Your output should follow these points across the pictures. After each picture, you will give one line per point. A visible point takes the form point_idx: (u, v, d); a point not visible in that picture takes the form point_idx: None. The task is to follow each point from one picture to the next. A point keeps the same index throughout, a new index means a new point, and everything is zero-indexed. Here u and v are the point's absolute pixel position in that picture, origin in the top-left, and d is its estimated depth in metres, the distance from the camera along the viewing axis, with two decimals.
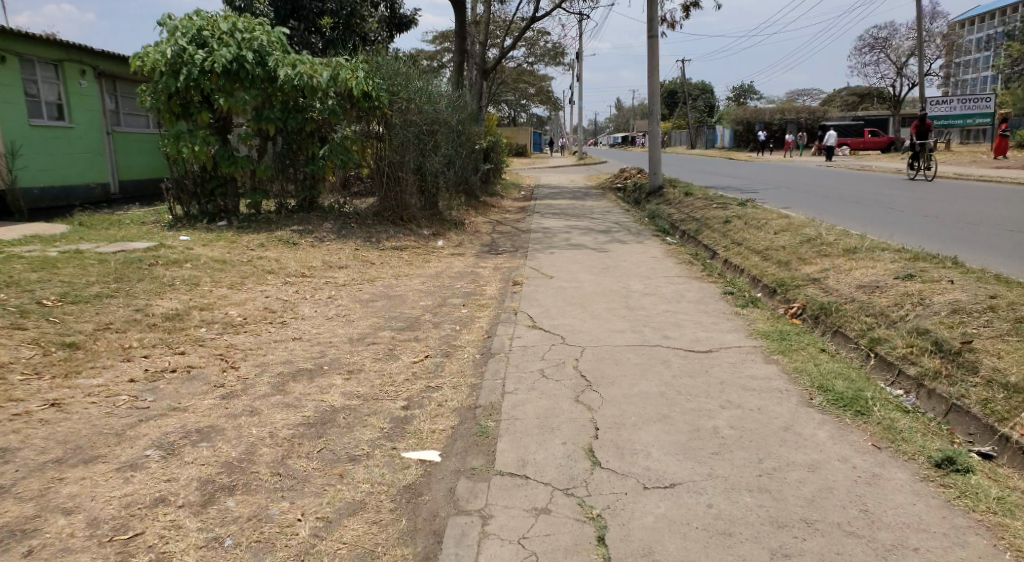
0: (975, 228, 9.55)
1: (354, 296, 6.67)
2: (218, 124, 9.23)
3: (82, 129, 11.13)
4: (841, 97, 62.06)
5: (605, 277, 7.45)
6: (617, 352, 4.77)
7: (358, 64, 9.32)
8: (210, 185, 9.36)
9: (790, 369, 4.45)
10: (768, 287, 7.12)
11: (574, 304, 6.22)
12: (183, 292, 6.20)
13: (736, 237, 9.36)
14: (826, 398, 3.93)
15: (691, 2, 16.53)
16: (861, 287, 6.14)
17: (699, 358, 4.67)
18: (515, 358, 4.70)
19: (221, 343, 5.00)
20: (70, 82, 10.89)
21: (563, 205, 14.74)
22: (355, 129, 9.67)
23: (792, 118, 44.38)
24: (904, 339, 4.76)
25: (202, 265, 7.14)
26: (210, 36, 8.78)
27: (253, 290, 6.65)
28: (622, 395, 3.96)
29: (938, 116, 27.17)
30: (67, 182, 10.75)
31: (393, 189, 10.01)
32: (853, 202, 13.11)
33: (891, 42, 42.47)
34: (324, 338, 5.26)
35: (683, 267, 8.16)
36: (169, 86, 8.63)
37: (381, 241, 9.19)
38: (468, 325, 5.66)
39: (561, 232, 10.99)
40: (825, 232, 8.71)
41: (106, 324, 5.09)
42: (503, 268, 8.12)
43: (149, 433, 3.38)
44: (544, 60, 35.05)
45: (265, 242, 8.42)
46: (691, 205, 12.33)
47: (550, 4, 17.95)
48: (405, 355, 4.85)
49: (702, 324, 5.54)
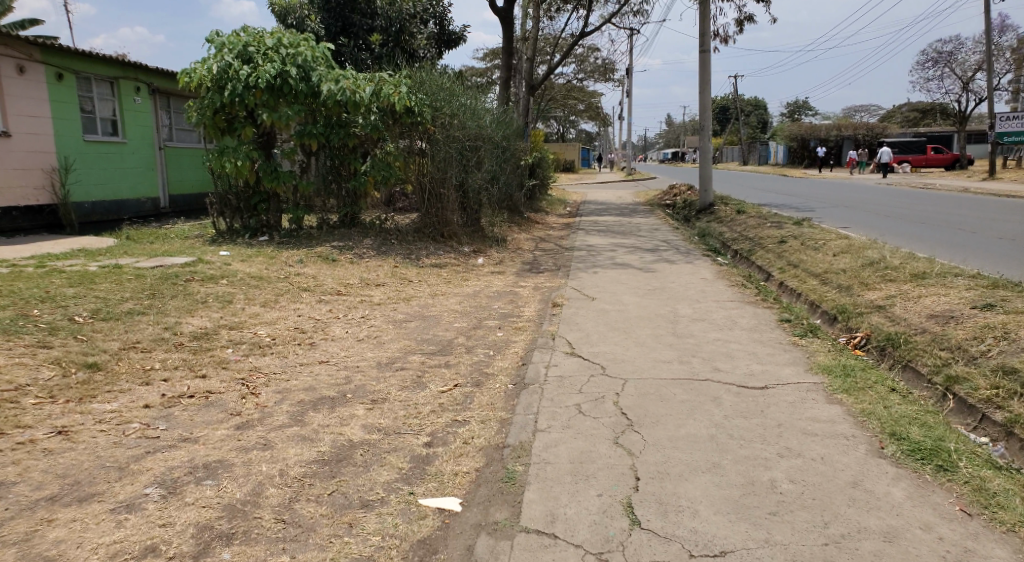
0: None
1: (387, 316, 6.43)
2: (262, 139, 9.16)
3: (136, 145, 11.26)
4: (901, 114, 60.16)
5: (651, 300, 7.06)
6: (661, 386, 4.39)
7: (402, 79, 9.14)
8: (253, 200, 9.32)
9: (858, 412, 3.99)
10: (828, 314, 6.62)
11: (616, 330, 5.86)
12: (215, 310, 6.07)
13: (792, 258, 8.85)
14: (901, 448, 3.49)
15: (745, 17, 16.03)
16: (933, 317, 5.63)
17: (753, 396, 4.25)
18: (550, 390, 4.36)
19: (244, 367, 4.83)
20: (125, 99, 11.00)
21: (609, 222, 14.33)
22: (398, 145, 9.50)
23: (849, 134, 43.02)
24: (988, 381, 4.29)
25: (239, 282, 7.02)
26: (255, 52, 8.71)
27: (285, 309, 6.47)
28: (667, 439, 3.59)
29: (1008, 132, 25.81)
30: (119, 196, 10.83)
31: (435, 205, 9.80)
32: (916, 223, 12.50)
33: (956, 56, 40.84)
34: (350, 362, 5.02)
35: (734, 290, 7.70)
36: (215, 101, 8.59)
37: (421, 257, 8.98)
38: (502, 350, 5.35)
39: (605, 250, 10.62)
40: (889, 255, 8.14)
41: (133, 343, 4.96)
42: (544, 288, 7.81)
43: (153, 467, 3.16)
44: (594, 77, 34.76)
45: (305, 258, 8.29)
46: (743, 224, 11.81)
47: (600, 19, 17.65)
48: (434, 383, 4.56)
49: (756, 356, 5.10)
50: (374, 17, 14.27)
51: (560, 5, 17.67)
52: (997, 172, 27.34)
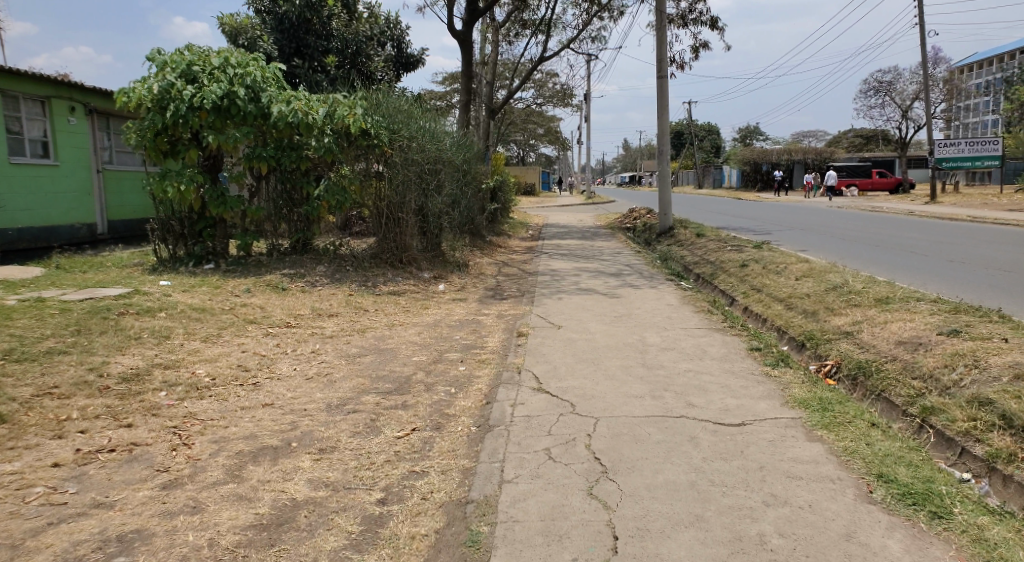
0: (997, 273, 9.11)
1: (340, 350, 6.03)
2: (208, 162, 8.73)
3: (69, 167, 10.66)
4: (847, 138, 62.22)
5: (618, 328, 6.82)
6: (635, 425, 4.11)
7: (357, 100, 8.79)
8: (197, 226, 8.83)
9: (841, 450, 3.75)
10: (796, 341, 6.47)
11: (584, 361, 5.58)
12: (150, 347, 5.61)
13: (755, 282, 8.76)
14: (890, 492, 3.25)
15: (700, 43, 16.19)
16: (902, 344, 5.50)
17: (731, 435, 4.00)
18: (517, 433, 4.04)
19: (177, 413, 4.46)
20: (58, 119, 10.41)
21: (570, 246, 14.15)
22: (354, 168, 9.10)
23: (799, 159, 44.22)
24: (964, 412, 4.09)
25: (178, 314, 6.55)
26: (200, 71, 8.30)
27: (228, 344, 6.02)
28: (646, 488, 3.31)
29: (946, 158, 26.72)
30: (50, 222, 10.21)
31: (392, 230, 9.43)
32: (873, 245, 12.62)
33: (895, 85, 42.40)
34: (298, 405, 4.62)
35: (701, 316, 7.51)
36: (156, 122, 8.12)
37: (378, 285, 8.61)
38: (464, 387, 5.00)
39: (569, 274, 10.40)
40: (852, 279, 8.09)
41: (50, 388, 4.53)
42: (506, 316, 7.51)
43: (54, 544, 2.96)
44: (551, 102, 34.98)
45: (252, 288, 7.83)
46: (703, 247, 11.77)
47: (559, 44, 17.62)
48: (389, 427, 4.21)
49: (730, 389, 4.86)
50: (329, 39, 13.99)
51: (518, 29, 17.55)
52: (937, 197, 28.37)
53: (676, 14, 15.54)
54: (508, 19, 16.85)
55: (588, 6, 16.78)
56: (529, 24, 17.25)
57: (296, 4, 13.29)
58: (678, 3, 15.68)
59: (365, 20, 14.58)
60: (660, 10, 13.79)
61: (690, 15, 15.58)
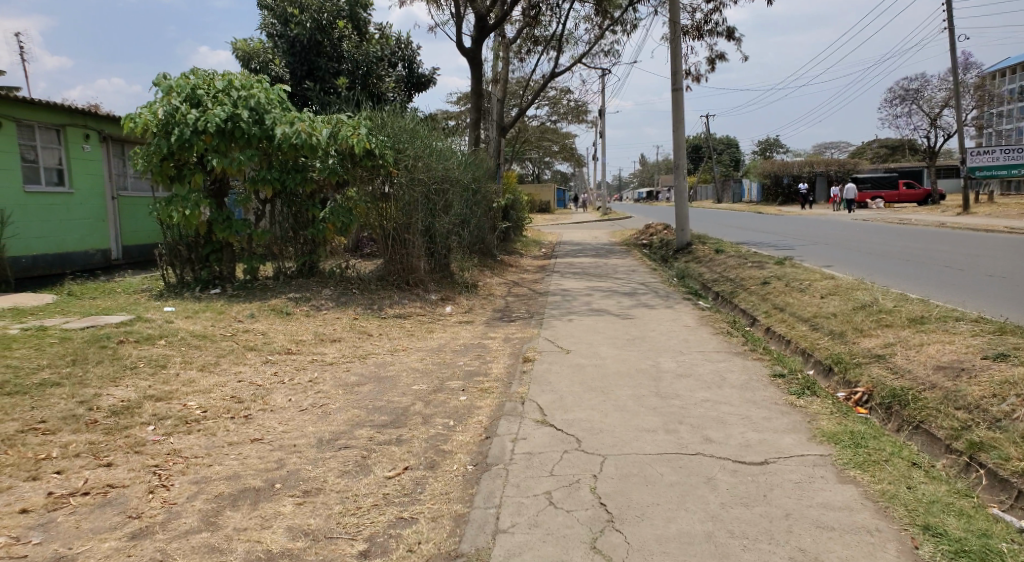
0: None
1: (339, 379, 5.74)
2: (214, 186, 8.57)
3: (84, 194, 10.58)
4: (872, 149, 61.47)
5: (631, 352, 6.47)
6: (645, 464, 3.76)
7: (361, 120, 8.62)
8: (204, 251, 8.66)
9: (877, 495, 3.38)
10: (822, 365, 6.07)
11: (593, 390, 5.23)
12: (144, 377, 5.36)
13: (777, 301, 8.35)
14: (940, 548, 2.90)
15: (716, 55, 15.88)
16: (941, 369, 5.10)
17: (752, 475, 3.64)
18: (516, 473, 3.71)
19: (161, 449, 4.15)
20: (72, 146, 10.34)
21: (585, 264, 13.81)
22: (361, 190, 8.92)
23: (821, 171, 43.47)
24: (1019, 450, 3.76)
25: (178, 342, 6.33)
26: (204, 94, 8.14)
27: (224, 373, 5.76)
28: (657, 542, 2.97)
29: (980, 167, 26.00)
30: (64, 249, 10.11)
31: (399, 251, 9.19)
32: (902, 260, 12.18)
33: (923, 93, 41.59)
34: (287, 440, 4.33)
35: (720, 339, 7.12)
36: (161, 147, 7.96)
37: (384, 307, 8.37)
38: (464, 420, 4.68)
39: (581, 294, 10.06)
40: (881, 297, 7.67)
41: (34, 424, 4.28)
42: (514, 340, 7.19)
43: None
44: (567, 118, 34.79)
45: (256, 313, 7.62)
46: (723, 264, 11.38)
47: (571, 59, 17.40)
48: (379, 466, 3.90)
49: (751, 421, 4.48)
50: (340, 61, 13.90)
51: (530, 46, 17.37)
52: (970, 207, 27.52)
53: (691, 26, 15.26)
54: (520, 36, 16.69)
55: (601, 21, 16.57)
56: (540, 41, 17.10)
57: (308, 27, 13.30)
58: (692, 15, 15.41)
59: (377, 40, 14.49)
60: (674, 23, 13.51)
61: (705, 27, 15.30)
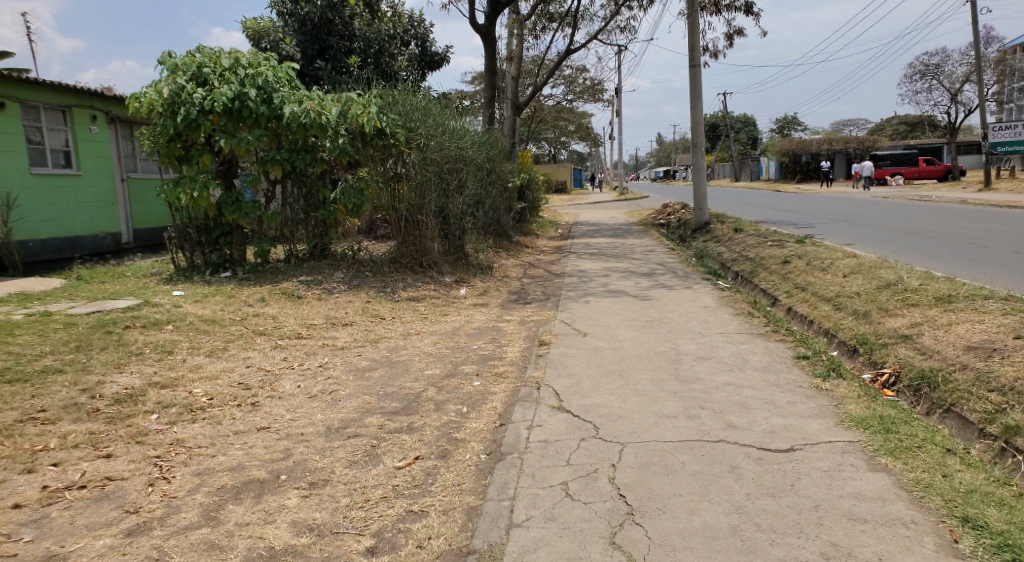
0: None
1: (349, 364, 5.61)
2: (223, 168, 8.43)
3: (92, 176, 10.50)
4: (891, 126, 60.38)
5: (650, 334, 6.30)
6: (666, 453, 3.62)
7: (371, 98, 8.42)
8: (214, 234, 8.53)
9: (912, 484, 3.19)
10: (847, 346, 5.87)
11: (611, 374, 5.07)
12: (150, 363, 5.27)
13: (799, 280, 8.13)
14: (981, 542, 2.72)
15: (734, 30, 15.49)
16: (971, 349, 4.89)
17: (778, 464, 3.48)
18: (531, 463, 3.58)
19: (163, 439, 4.06)
20: (79, 128, 10.24)
21: (602, 244, 13.58)
22: (372, 170, 8.73)
23: (841, 148, 42.73)
24: None
25: (186, 327, 6.23)
26: (211, 73, 7.97)
27: (233, 359, 5.66)
28: (679, 536, 2.82)
29: (1002, 142, 25.34)
30: (73, 232, 10.05)
31: (412, 233, 9.02)
32: (927, 237, 11.85)
33: (943, 68, 40.65)
34: (295, 429, 4.24)
35: (741, 319, 6.92)
36: (168, 127, 7.83)
37: (397, 290, 8.22)
38: (477, 406, 4.54)
39: (598, 275, 9.87)
40: (907, 275, 7.43)
41: (34, 414, 4.19)
42: (530, 323, 7.04)
43: None
44: (583, 98, 34.35)
45: (267, 296, 7.50)
46: (742, 243, 11.13)
47: (586, 36, 17.07)
48: (389, 456, 3.79)
49: (776, 406, 4.31)
50: (352, 39, 13.69)
51: (544, 23, 17.05)
52: (991, 183, 26.92)
53: (708, 1, 14.87)
54: (534, 12, 16.38)
55: None
56: (555, 18, 16.80)
57: (318, 5, 13.06)
58: None
59: (389, 19, 14.25)
60: None
61: (723, 1, 14.90)
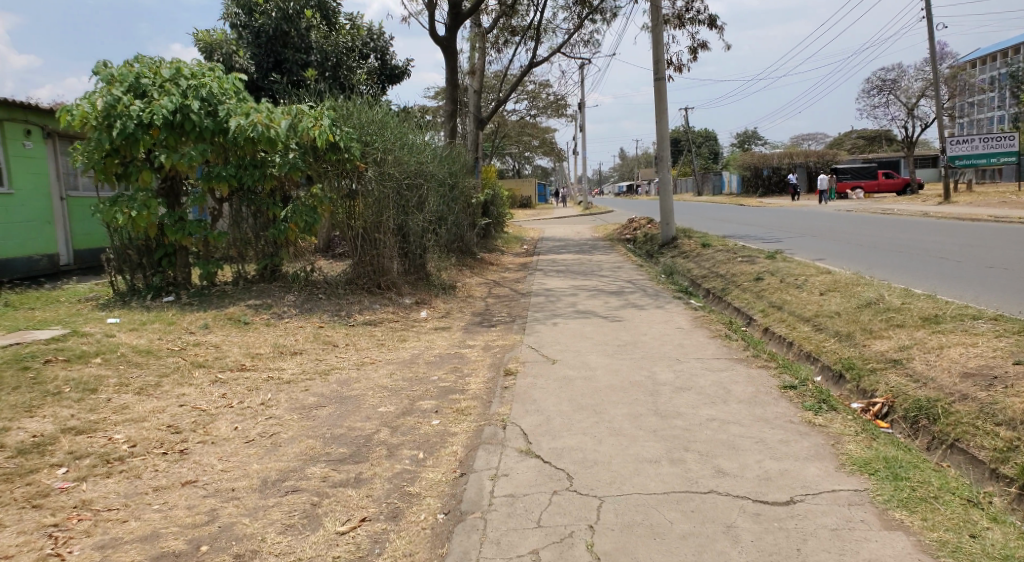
0: None
1: (295, 401, 5.04)
2: (165, 186, 7.81)
3: (26, 196, 9.75)
4: (852, 139, 61.61)
5: (623, 361, 5.84)
6: (652, 509, 3.18)
7: (324, 110, 7.89)
8: (156, 256, 7.87)
9: (936, 547, 2.79)
10: (832, 372, 5.49)
11: (584, 410, 4.59)
12: (68, 405, 4.63)
13: (774, 299, 7.77)
14: None
15: (698, 44, 15.34)
16: (968, 376, 4.51)
17: (781, 520, 3.06)
18: (497, 524, 3.11)
19: (66, 502, 3.48)
20: (12, 144, 9.51)
21: (569, 261, 13.17)
22: (326, 186, 8.18)
23: (803, 162, 43.27)
24: None
25: (116, 360, 5.60)
26: (150, 84, 7.37)
27: (164, 397, 5.03)
28: None
29: (960, 155, 25.71)
30: (6, 255, 9.31)
31: (370, 252, 8.48)
32: (898, 252, 11.60)
33: (899, 83, 41.54)
34: (225, 484, 3.69)
35: (719, 343, 6.51)
36: (103, 142, 7.18)
37: (352, 314, 7.68)
38: (435, 451, 4.03)
39: (566, 294, 9.43)
40: (887, 294, 7.10)
41: None
42: (494, 349, 6.53)
43: None
44: (547, 113, 34.25)
45: (211, 323, 6.89)
46: (712, 259, 10.80)
47: (549, 49, 16.75)
48: (331, 518, 3.28)
49: (768, 447, 3.88)
50: (308, 52, 13.05)
51: (507, 37, 16.71)
52: (950, 195, 27.23)
53: (672, 14, 14.67)
54: (496, 25, 16.03)
55: (579, 9, 15.93)
56: (518, 31, 16.46)
57: (273, 16, 12.52)
58: (673, 2, 14.85)
59: (346, 31, 13.74)
60: (656, 9, 12.90)
61: (687, 14, 14.73)
